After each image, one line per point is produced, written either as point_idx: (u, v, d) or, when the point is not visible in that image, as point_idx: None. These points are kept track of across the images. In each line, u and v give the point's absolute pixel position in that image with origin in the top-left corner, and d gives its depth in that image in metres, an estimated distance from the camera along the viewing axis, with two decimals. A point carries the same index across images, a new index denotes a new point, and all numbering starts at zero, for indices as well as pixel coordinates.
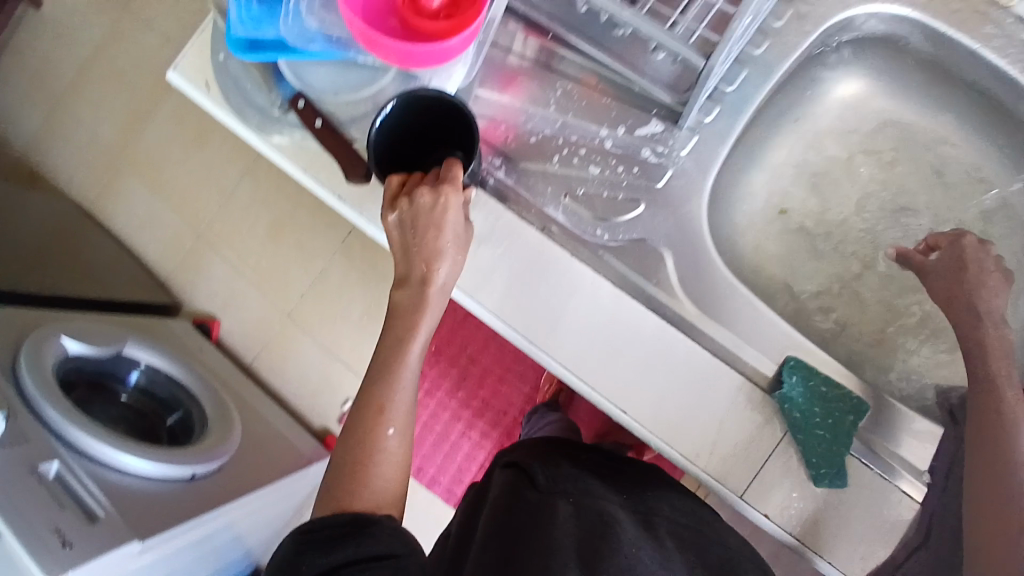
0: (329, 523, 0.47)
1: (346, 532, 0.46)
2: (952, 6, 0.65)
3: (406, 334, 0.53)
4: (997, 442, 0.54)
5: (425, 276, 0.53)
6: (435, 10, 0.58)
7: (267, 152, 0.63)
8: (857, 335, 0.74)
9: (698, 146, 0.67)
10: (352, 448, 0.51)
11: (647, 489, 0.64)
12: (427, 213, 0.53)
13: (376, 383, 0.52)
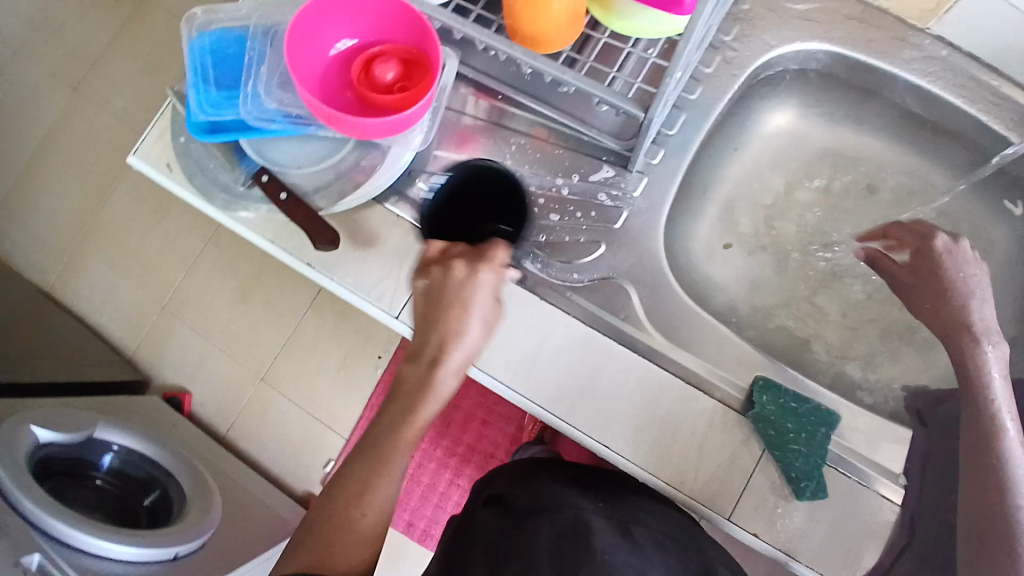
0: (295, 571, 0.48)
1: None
2: (868, 36, 0.71)
3: (412, 410, 0.52)
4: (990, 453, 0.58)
5: (437, 357, 0.51)
6: (388, 84, 0.62)
7: (235, 227, 0.70)
8: (818, 352, 0.76)
9: (648, 186, 0.71)
10: (336, 507, 0.52)
11: (623, 498, 0.68)
12: (456, 289, 0.51)
13: (382, 444, 0.52)
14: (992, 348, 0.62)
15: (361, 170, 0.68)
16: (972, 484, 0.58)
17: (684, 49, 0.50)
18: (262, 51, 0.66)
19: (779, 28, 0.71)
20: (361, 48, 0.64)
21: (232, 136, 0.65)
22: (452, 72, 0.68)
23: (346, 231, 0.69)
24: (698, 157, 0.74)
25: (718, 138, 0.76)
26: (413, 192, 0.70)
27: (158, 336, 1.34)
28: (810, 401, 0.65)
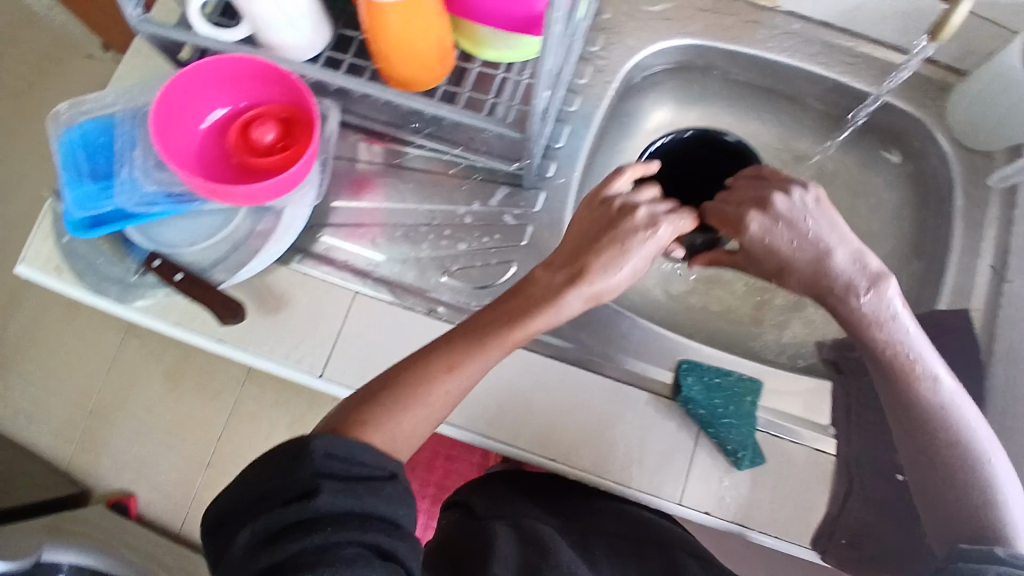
0: (351, 445, 0.48)
1: (361, 476, 0.47)
2: (723, 24, 0.75)
3: (524, 318, 0.54)
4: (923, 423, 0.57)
5: (582, 271, 0.54)
6: (270, 145, 0.63)
7: (134, 317, 0.68)
8: (740, 324, 0.79)
9: (547, 200, 0.73)
10: (418, 378, 0.53)
11: (587, 503, 0.75)
12: (628, 231, 0.55)
13: (466, 341, 0.54)
14: (867, 295, 0.55)
15: (258, 236, 0.67)
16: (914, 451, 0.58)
17: (543, 72, 0.52)
18: (134, 135, 0.65)
19: (640, 31, 0.74)
20: (234, 116, 0.64)
21: (112, 226, 0.63)
22: (336, 122, 0.68)
23: (252, 300, 0.68)
24: (591, 162, 0.77)
25: (606, 140, 0.79)
26: (317, 247, 0.70)
27: (92, 440, 1.26)
28: (732, 374, 0.68)
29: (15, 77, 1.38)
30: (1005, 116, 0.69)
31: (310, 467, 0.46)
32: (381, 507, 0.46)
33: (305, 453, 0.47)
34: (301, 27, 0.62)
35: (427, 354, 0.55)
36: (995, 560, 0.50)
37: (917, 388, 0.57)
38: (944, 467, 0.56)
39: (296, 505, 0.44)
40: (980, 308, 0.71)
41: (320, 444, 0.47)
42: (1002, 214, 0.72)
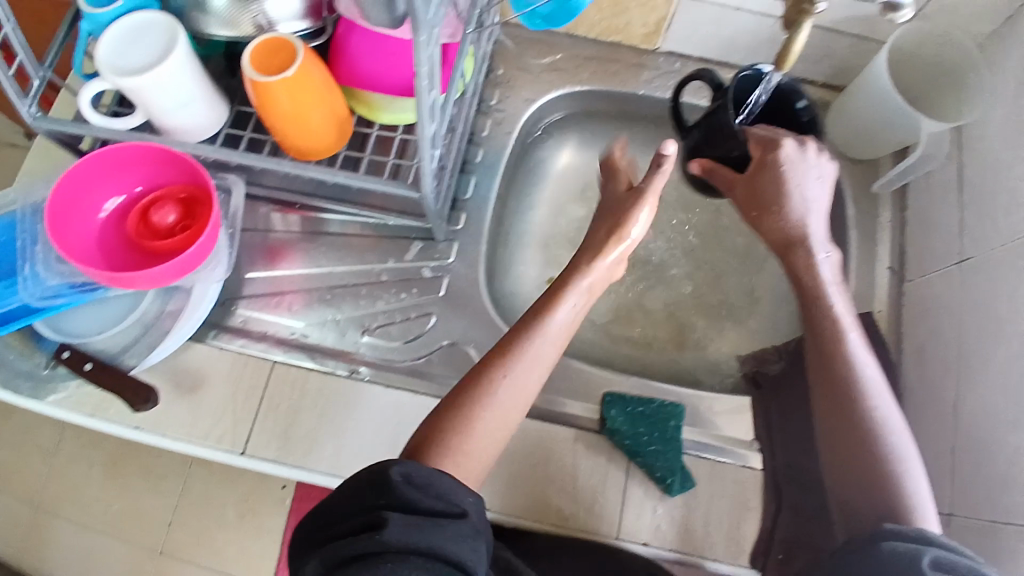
0: (428, 472, 0.46)
1: (434, 512, 0.44)
2: (610, 69, 0.79)
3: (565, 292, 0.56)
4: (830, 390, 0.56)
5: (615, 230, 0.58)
6: (171, 226, 0.63)
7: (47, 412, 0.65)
8: (664, 349, 0.81)
9: (461, 249, 0.74)
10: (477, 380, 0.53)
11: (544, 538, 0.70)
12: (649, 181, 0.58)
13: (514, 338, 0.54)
14: (826, 255, 0.59)
15: (168, 316, 0.67)
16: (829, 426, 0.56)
17: (425, 138, 0.54)
18: (34, 231, 0.65)
19: (534, 83, 0.79)
20: (131, 202, 0.64)
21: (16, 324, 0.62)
22: (241, 195, 0.69)
23: (167, 382, 0.67)
24: (503, 209, 0.80)
25: (516, 186, 0.82)
26: (233, 320, 0.71)
27: (33, 539, 1.19)
28: (654, 401, 0.70)
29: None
30: (876, 128, 0.73)
31: (387, 494, 0.44)
32: (450, 549, 0.42)
33: (385, 481, 0.44)
34: (195, 112, 0.63)
35: (484, 360, 0.54)
36: (919, 540, 0.47)
37: (847, 352, 0.56)
38: (861, 437, 0.54)
39: (363, 536, 0.42)
40: (882, 309, 0.74)
41: (399, 469, 0.45)
42: (892, 218, 0.76)
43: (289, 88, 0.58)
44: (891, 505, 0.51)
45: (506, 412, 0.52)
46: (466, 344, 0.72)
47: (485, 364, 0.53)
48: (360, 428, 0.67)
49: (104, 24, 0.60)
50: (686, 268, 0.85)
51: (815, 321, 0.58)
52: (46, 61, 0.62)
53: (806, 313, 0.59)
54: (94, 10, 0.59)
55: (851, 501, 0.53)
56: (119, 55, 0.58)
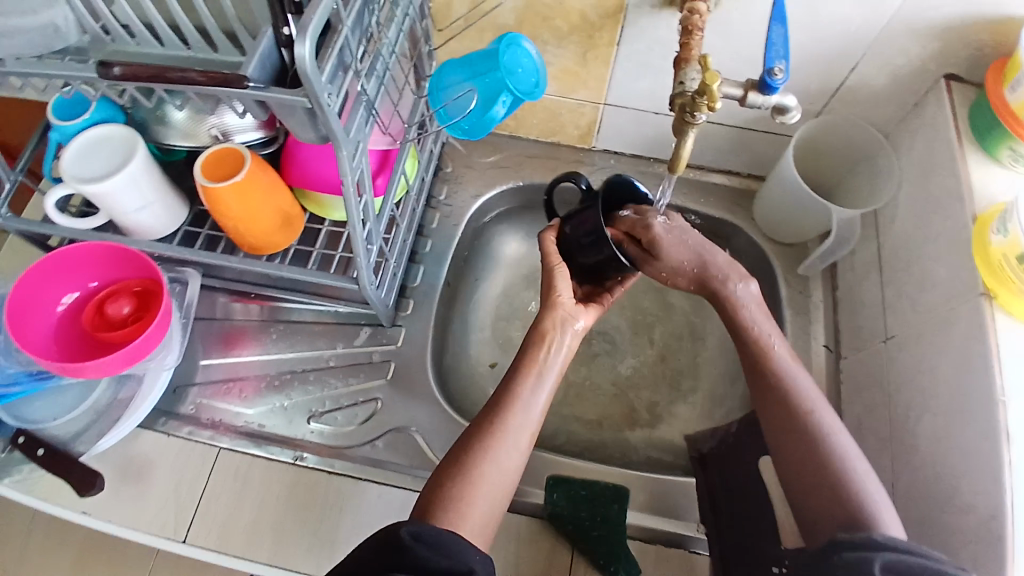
0: (436, 534, 0.50)
1: (443, 571, 0.47)
2: (551, 165, 0.86)
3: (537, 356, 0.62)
4: (778, 406, 0.57)
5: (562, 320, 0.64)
6: (124, 317, 0.66)
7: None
8: (615, 429, 0.81)
9: (409, 334, 0.77)
10: (489, 417, 0.59)
11: None
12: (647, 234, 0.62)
13: (512, 380, 0.61)
14: (742, 285, 0.60)
15: (119, 404, 0.68)
16: (782, 443, 0.57)
17: (358, 238, 0.60)
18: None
19: (478, 179, 0.85)
20: (87, 298, 0.67)
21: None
22: (196, 287, 0.74)
23: (113, 469, 0.67)
24: (453, 296, 0.83)
25: (466, 273, 0.85)
26: (185, 408, 0.72)
27: None
28: (598, 484, 0.69)
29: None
30: (792, 212, 0.77)
31: (399, 554, 0.48)
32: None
33: (397, 543, 0.49)
34: (153, 212, 0.69)
35: (468, 432, 0.59)
36: (872, 547, 0.47)
37: (784, 381, 0.58)
38: (818, 462, 0.55)
39: None
40: (821, 387, 0.74)
41: (408, 527, 0.50)
42: (824, 297, 0.79)
43: (238, 190, 0.64)
44: (855, 522, 0.51)
45: (497, 474, 0.56)
46: (411, 429, 0.73)
47: (469, 434, 0.58)
48: (304, 515, 0.67)
49: (70, 134, 0.67)
50: (632, 350, 0.87)
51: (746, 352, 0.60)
52: (16, 166, 0.67)
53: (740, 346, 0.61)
54: (62, 123, 0.66)
55: (818, 521, 0.54)
56: (81, 164, 0.64)
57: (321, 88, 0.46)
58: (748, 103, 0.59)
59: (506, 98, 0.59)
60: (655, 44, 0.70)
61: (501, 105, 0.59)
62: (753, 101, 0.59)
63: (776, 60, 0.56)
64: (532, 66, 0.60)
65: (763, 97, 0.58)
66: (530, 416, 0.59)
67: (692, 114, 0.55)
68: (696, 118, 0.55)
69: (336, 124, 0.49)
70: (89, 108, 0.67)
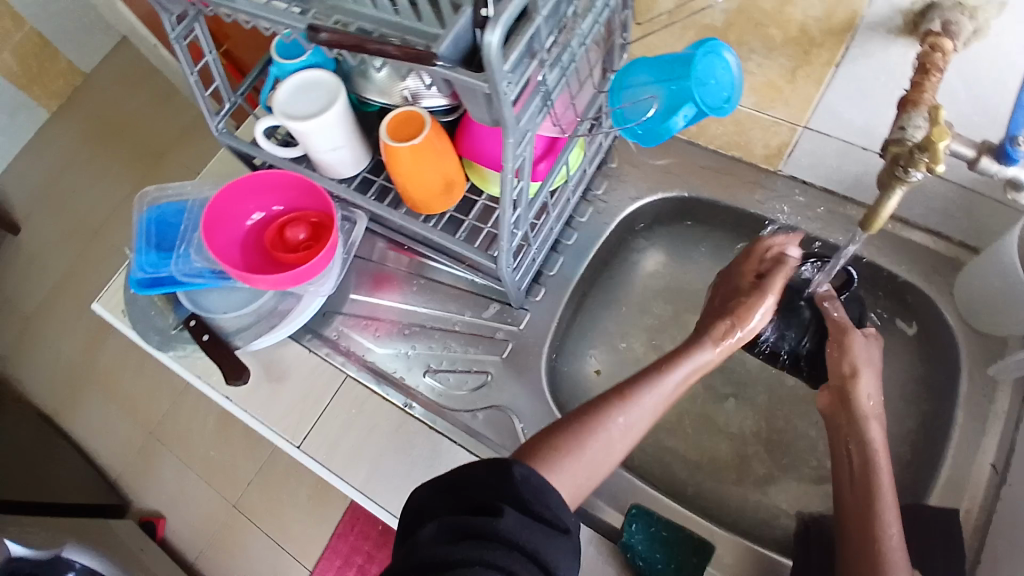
0: (542, 483, 0.51)
1: (544, 520, 0.48)
2: (724, 181, 0.78)
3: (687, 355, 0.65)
4: (864, 531, 0.55)
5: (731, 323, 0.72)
6: (299, 242, 0.75)
7: (166, 361, 0.79)
8: (714, 474, 0.75)
9: (532, 320, 0.79)
10: (624, 394, 0.61)
11: None
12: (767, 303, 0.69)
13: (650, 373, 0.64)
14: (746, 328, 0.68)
15: (277, 314, 0.78)
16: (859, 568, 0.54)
17: (505, 224, 0.63)
18: (197, 220, 0.78)
19: (642, 182, 0.82)
20: (267, 219, 0.77)
21: (153, 288, 0.74)
22: (362, 229, 0.81)
23: (260, 367, 0.78)
24: (585, 293, 0.82)
25: (602, 274, 0.84)
26: (330, 331, 0.81)
27: (141, 464, 1.45)
28: (682, 529, 0.65)
29: (153, 145, 1.70)
30: (997, 301, 0.64)
31: (509, 488, 0.49)
32: (552, 555, 0.46)
33: (508, 478, 0.50)
34: (342, 154, 0.75)
35: (596, 401, 0.61)
36: None
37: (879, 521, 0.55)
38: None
39: (482, 519, 0.47)
40: (971, 510, 0.63)
41: (520, 468, 0.50)
42: (1011, 409, 0.65)
43: (414, 153, 0.68)
44: None
45: (600, 456, 0.56)
46: (512, 414, 0.74)
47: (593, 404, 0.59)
48: (396, 456, 0.73)
49: (287, 70, 0.74)
50: (760, 399, 0.78)
51: (857, 500, 0.58)
52: (237, 90, 0.78)
53: (855, 486, 0.59)
54: (284, 60, 0.74)
55: None
56: (292, 100, 0.72)
57: (502, 78, 0.48)
58: (976, 168, 0.50)
59: (690, 110, 0.56)
60: (883, 73, 0.63)
61: (682, 116, 0.56)
62: (983, 167, 0.49)
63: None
64: (729, 79, 0.56)
65: (997, 166, 0.48)
66: (657, 406, 0.61)
67: (905, 169, 0.47)
68: (909, 174, 0.48)
69: (508, 112, 0.51)
70: (308, 53, 0.74)
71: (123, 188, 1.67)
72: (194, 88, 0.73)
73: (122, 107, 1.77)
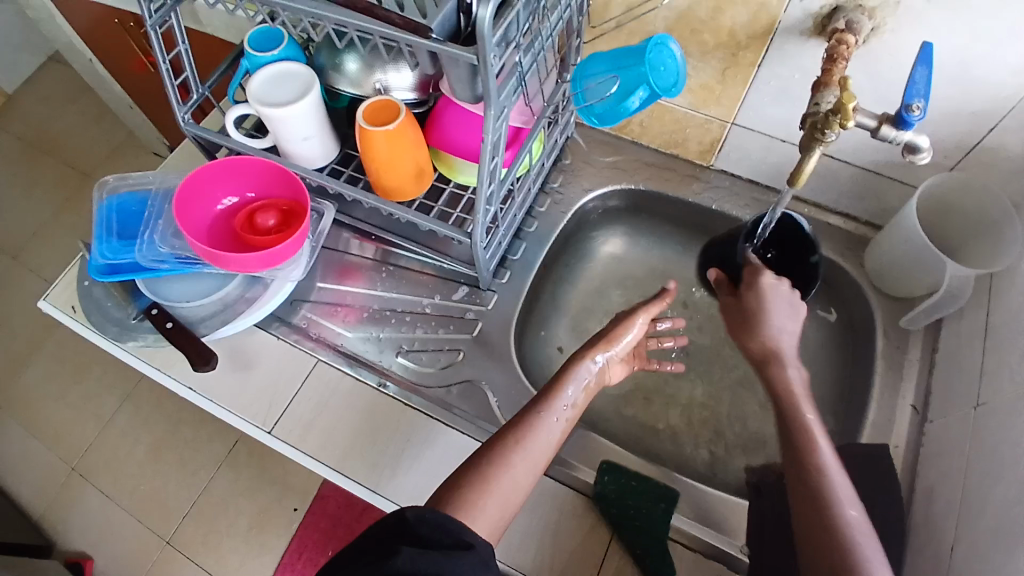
0: (440, 516, 0.52)
1: (448, 545, 0.50)
2: (665, 175, 0.88)
3: (564, 378, 0.66)
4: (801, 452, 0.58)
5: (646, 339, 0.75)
6: (269, 229, 0.76)
7: (124, 354, 0.76)
8: (672, 437, 0.81)
9: (499, 301, 0.82)
10: (524, 418, 0.62)
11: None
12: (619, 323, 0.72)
13: (540, 396, 0.64)
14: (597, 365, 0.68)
15: (244, 301, 0.77)
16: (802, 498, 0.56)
17: (482, 196, 0.67)
18: (161, 209, 0.78)
19: (593, 176, 0.89)
20: (240, 206, 0.78)
21: (114, 274, 0.72)
22: (329, 219, 0.82)
23: (227, 354, 0.78)
24: (545, 277, 0.88)
25: (561, 261, 0.90)
26: (298, 319, 0.81)
27: (64, 500, 1.33)
28: (650, 479, 0.70)
29: (92, 173, 1.69)
30: (902, 261, 0.75)
31: (404, 528, 0.50)
32: (459, 574, 0.48)
33: (402, 521, 0.51)
34: (313, 144, 0.78)
35: (500, 432, 0.62)
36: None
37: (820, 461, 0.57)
38: (837, 555, 0.52)
39: (378, 564, 0.47)
40: (899, 445, 0.71)
41: (412, 509, 0.52)
42: (922, 356, 0.75)
43: (389, 138, 0.72)
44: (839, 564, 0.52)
45: (511, 485, 0.58)
46: (484, 387, 0.77)
47: (493, 440, 0.60)
48: (371, 431, 0.74)
49: (258, 63, 0.77)
50: (709, 368, 0.85)
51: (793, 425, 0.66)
52: (205, 83, 0.79)
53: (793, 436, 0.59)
54: (255, 53, 0.76)
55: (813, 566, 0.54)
56: (266, 90, 0.74)
57: (490, 52, 0.54)
58: (879, 135, 0.61)
59: (643, 92, 0.65)
60: (798, 72, 0.71)
61: (636, 97, 0.65)
62: (885, 133, 0.60)
63: (916, 97, 0.57)
64: (675, 67, 0.63)
65: (896, 131, 0.59)
66: (555, 431, 0.62)
67: (823, 131, 0.58)
68: (826, 135, 0.58)
69: (491, 84, 0.57)
70: (279, 46, 0.77)
71: (53, 214, 1.63)
72: (165, 77, 0.74)
73: (57, 133, 1.76)
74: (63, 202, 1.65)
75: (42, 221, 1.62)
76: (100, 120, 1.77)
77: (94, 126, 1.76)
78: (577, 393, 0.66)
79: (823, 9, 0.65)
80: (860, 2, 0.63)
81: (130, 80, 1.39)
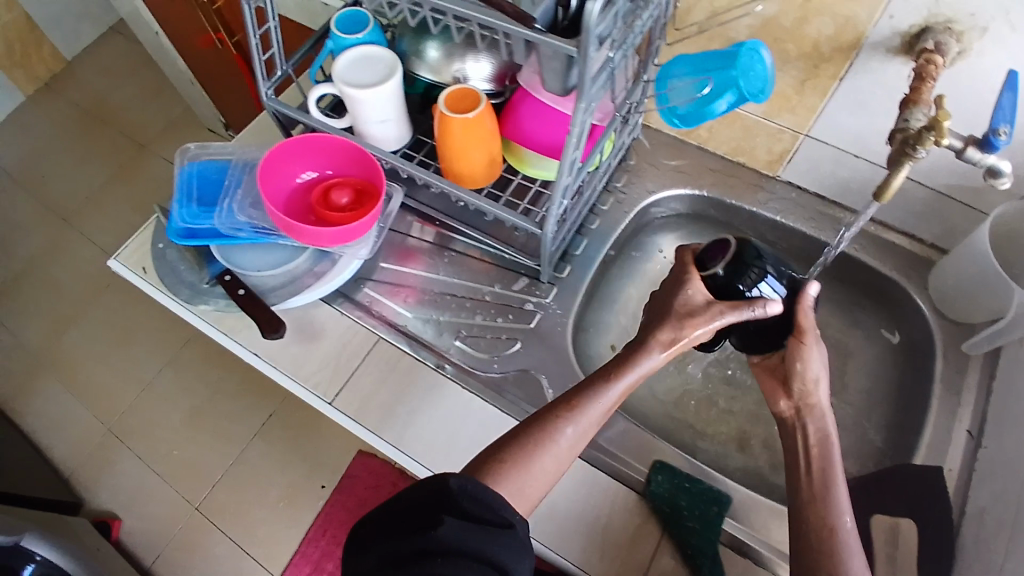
0: (481, 488, 0.52)
1: (490, 522, 0.50)
2: (730, 183, 0.89)
3: (629, 362, 0.63)
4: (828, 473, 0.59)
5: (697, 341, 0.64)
6: (342, 206, 0.78)
7: (193, 317, 0.79)
8: (723, 443, 0.81)
9: (558, 295, 0.83)
10: (572, 401, 0.61)
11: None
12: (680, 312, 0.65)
13: (595, 379, 0.63)
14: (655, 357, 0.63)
15: (311, 275, 0.79)
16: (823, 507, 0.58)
17: (559, 189, 0.69)
18: (239, 178, 0.80)
19: (658, 178, 0.91)
20: (318, 180, 0.80)
21: (193, 239, 0.75)
22: (398, 202, 0.84)
23: (293, 324, 0.79)
24: (603, 275, 0.89)
25: (618, 261, 0.91)
26: (361, 296, 0.82)
27: (97, 460, 1.36)
28: (704, 482, 0.70)
29: (144, 143, 1.72)
30: (967, 286, 0.76)
31: (448, 499, 0.50)
32: (498, 555, 0.49)
33: (445, 491, 0.51)
34: (388, 127, 0.79)
35: (548, 409, 0.62)
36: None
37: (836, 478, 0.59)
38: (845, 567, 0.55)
39: (421, 535, 0.48)
40: (953, 468, 0.71)
41: (455, 480, 0.51)
42: (981, 382, 0.75)
43: (464, 127, 0.73)
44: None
45: (550, 466, 0.59)
46: (541, 377, 0.78)
47: (539, 418, 0.61)
48: (429, 411, 0.75)
49: (343, 45, 0.79)
50: None
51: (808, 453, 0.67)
52: (289, 61, 0.81)
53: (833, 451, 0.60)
54: (341, 36, 0.78)
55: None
56: (349, 71, 0.76)
57: (591, 46, 0.55)
58: (963, 156, 0.61)
59: (732, 96, 0.66)
60: (880, 88, 0.72)
61: (724, 101, 0.66)
62: (970, 155, 0.61)
63: (1001, 122, 0.57)
64: (763, 72, 0.65)
65: (981, 154, 0.60)
66: (600, 417, 0.62)
67: (914, 147, 0.60)
68: (916, 151, 0.60)
69: (587, 78, 0.58)
70: (365, 31, 0.78)
71: (104, 180, 1.66)
72: (254, 51, 0.75)
73: (113, 102, 1.79)
74: (115, 170, 1.68)
75: (92, 186, 1.66)
76: (156, 92, 1.80)
77: (149, 98, 1.79)
78: (638, 375, 0.63)
79: (911, 28, 0.66)
80: (949, 25, 0.64)
81: (195, 55, 1.42)
